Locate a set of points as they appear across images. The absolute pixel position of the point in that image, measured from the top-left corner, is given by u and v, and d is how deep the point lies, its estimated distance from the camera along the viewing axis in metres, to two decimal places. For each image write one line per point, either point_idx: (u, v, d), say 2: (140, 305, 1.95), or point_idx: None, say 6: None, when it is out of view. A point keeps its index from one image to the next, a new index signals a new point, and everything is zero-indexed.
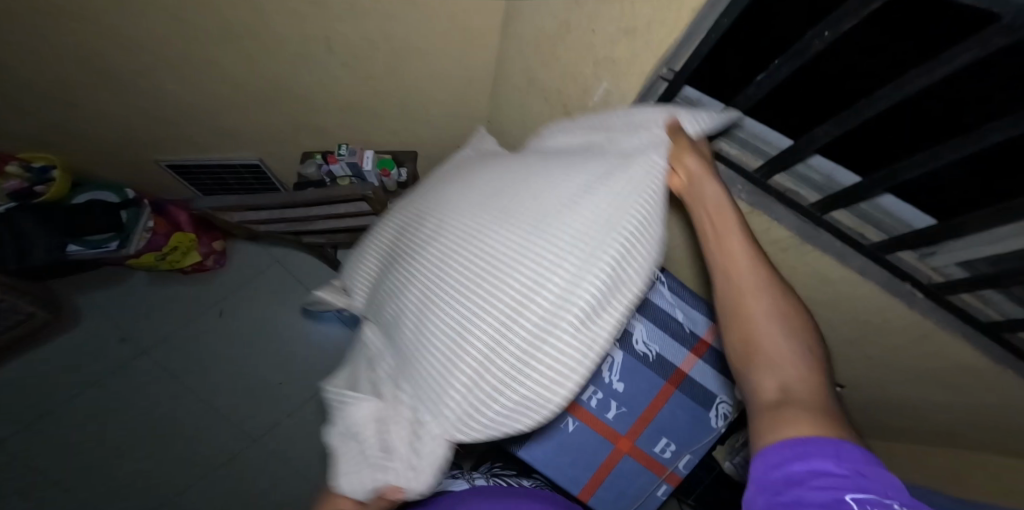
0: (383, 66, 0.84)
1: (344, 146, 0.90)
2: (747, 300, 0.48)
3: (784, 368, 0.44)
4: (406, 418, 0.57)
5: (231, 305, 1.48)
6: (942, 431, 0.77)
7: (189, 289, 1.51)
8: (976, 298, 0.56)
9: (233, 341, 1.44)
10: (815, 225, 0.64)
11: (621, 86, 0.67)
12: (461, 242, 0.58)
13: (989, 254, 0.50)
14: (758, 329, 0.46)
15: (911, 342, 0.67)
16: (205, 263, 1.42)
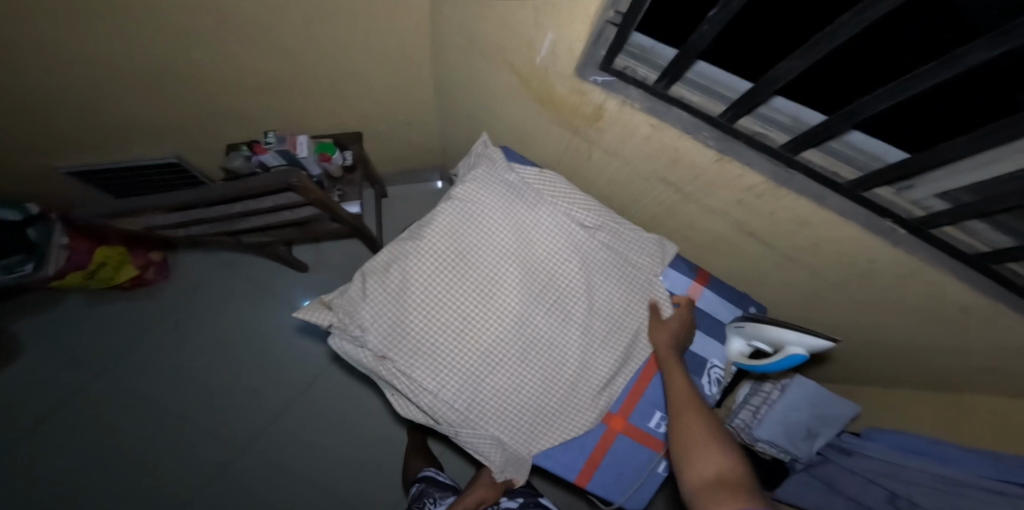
0: (301, 40, 0.73)
1: (271, 131, 0.79)
2: (689, 420, 0.61)
3: (718, 459, 0.55)
4: (510, 435, 0.71)
5: (186, 318, 1.34)
6: (931, 367, 0.75)
7: (132, 303, 1.34)
8: (957, 231, 0.53)
9: (191, 355, 1.30)
10: (787, 166, 0.58)
11: (567, 36, 0.59)
12: (542, 291, 0.75)
13: (965, 183, 0.46)
14: (696, 433, 0.59)
15: (899, 283, 0.63)
16: (146, 276, 1.29)
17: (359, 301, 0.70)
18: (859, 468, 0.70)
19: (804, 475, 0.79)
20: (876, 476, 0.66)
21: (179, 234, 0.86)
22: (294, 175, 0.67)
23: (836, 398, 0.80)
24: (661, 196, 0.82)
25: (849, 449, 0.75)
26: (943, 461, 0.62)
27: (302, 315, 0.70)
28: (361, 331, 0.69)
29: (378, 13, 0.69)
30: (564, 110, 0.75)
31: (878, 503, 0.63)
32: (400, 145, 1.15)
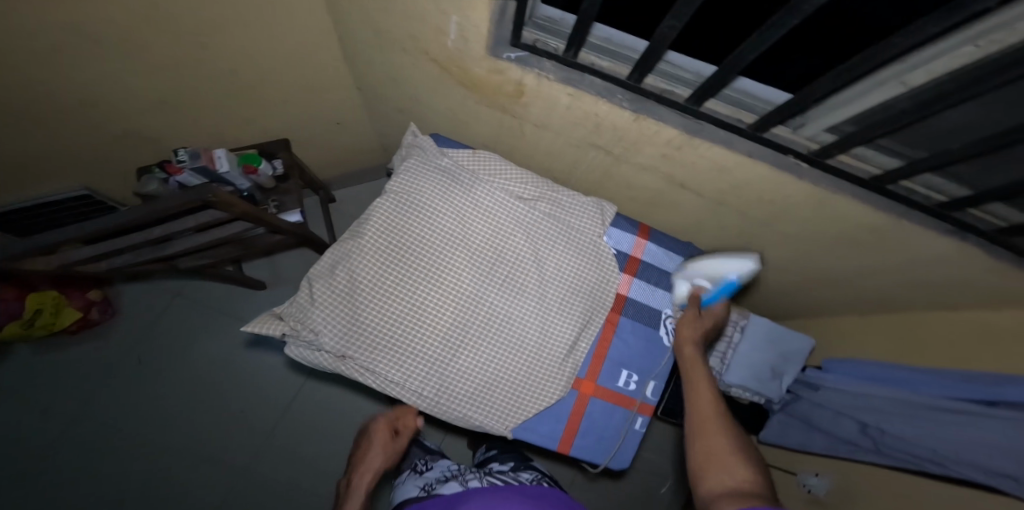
0: (202, 55, 0.69)
1: (182, 150, 0.76)
2: (707, 428, 0.51)
3: (735, 463, 0.46)
4: (483, 415, 0.69)
5: (150, 356, 1.28)
6: (861, 290, 0.80)
7: (89, 350, 1.28)
8: (851, 159, 0.57)
9: (163, 394, 1.26)
10: (696, 118, 0.61)
11: (470, 17, 0.57)
12: (492, 269, 0.73)
13: (846, 117, 0.50)
14: (715, 434, 0.51)
15: (813, 216, 0.67)
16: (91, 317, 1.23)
17: (307, 307, 0.68)
18: (829, 401, 0.73)
19: (783, 416, 0.86)
20: (844, 408, 0.70)
21: (113, 265, 0.81)
22: (207, 190, 0.64)
23: (788, 332, 0.87)
24: (596, 163, 0.83)
25: (814, 383, 0.79)
26: (899, 384, 0.63)
27: (253, 328, 0.68)
28: (315, 335, 0.66)
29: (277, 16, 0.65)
30: (487, 91, 0.74)
31: (853, 434, 0.66)
32: (336, 147, 1.12)
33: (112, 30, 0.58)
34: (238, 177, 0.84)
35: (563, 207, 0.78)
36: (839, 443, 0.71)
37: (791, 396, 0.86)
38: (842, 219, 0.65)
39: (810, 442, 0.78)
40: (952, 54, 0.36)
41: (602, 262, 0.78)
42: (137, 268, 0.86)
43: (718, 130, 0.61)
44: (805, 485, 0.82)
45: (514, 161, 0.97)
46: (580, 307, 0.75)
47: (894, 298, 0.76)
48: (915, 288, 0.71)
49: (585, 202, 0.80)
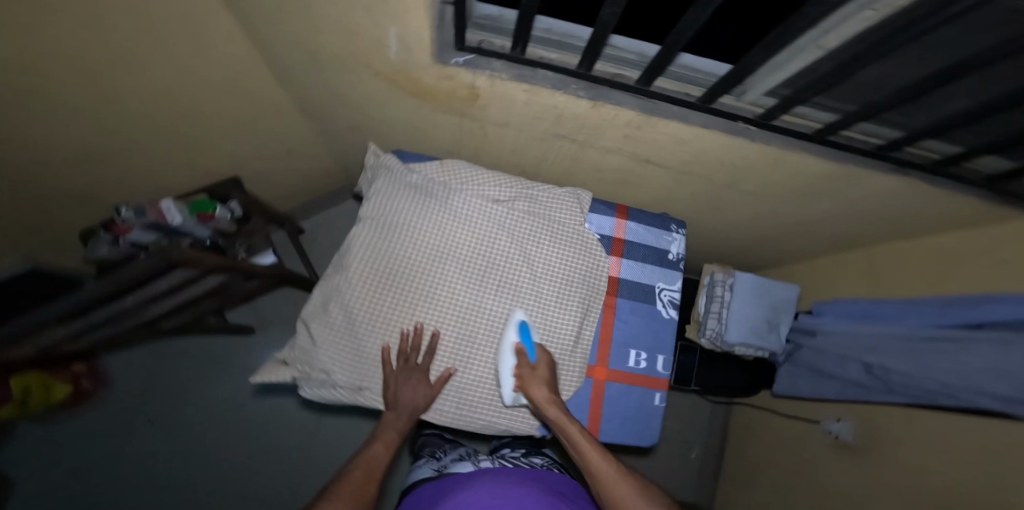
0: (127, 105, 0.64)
1: (122, 206, 0.69)
2: (620, 493, 0.54)
3: None
4: (505, 417, 0.71)
5: (136, 431, 1.17)
6: (823, 230, 0.87)
7: (61, 443, 1.14)
8: (793, 118, 0.61)
9: (159, 465, 1.16)
10: (649, 98, 0.62)
11: (409, 28, 0.56)
12: (483, 277, 0.72)
13: (783, 79, 0.54)
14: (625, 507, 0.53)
15: (774, 171, 0.70)
16: (83, 387, 1.12)
17: (311, 349, 0.67)
18: (830, 345, 0.80)
19: (791, 367, 0.91)
20: (846, 351, 0.76)
21: (83, 345, 0.69)
22: (169, 250, 0.55)
23: (776, 284, 0.84)
24: (562, 151, 0.83)
25: (811, 329, 0.86)
26: (889, 320, 0.73)
27: (261, 380, 0.68)
28: (325, 374, 0.66)
29: (200, 54, 0.59)
30: (442, 97, 0.73)
31: (859, 375, 0.74)
32: (294, 174, 1.07)
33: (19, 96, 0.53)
34: (195, 227, 0.78)
35: (542, 203, 0.77)
36: (850, 386, 0.78)
37: (793, 346, 0.92)
38: (802, 170, 0.68)
39: (822, 389, 0.83)
40: (857, 18, 0.40)
41: (589, 250, 0.77)
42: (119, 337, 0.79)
43: (681, 103, 0.61)
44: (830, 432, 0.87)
45: (479, 160, 0.96)
46: (579, 298, 0.75)
47: (854, 231, 0.83)
48: (868, 221, 0.77)
49: (565, 193, 0.79)
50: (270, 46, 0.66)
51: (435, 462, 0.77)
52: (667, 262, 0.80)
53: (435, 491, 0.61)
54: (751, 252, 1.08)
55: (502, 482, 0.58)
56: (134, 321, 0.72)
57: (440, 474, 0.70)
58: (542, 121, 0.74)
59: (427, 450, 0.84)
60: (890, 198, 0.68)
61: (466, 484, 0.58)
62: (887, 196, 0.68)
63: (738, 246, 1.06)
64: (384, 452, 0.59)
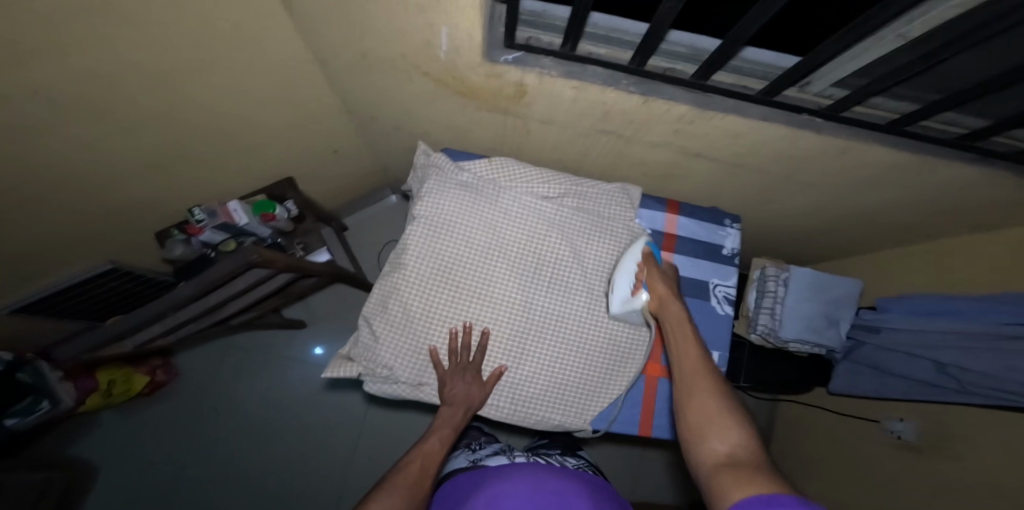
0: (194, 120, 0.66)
1: (196, 208, 0.69)
2: (698, 388, 0.51)
3: (725, 428, 0.46)
4: (561, 412, 0.73)
5: (197, 424, 1.24)
6: (884, 221, 0.83)
7: (129, 436, 1.21)
8: (867, 108, 0.58)
9: (217, 455, 1.23)
10: (704, 92, 0.61)
11: (461, 27, 0.56)
12: (535, 274, 0.73)
13: (857, 68, 0.52)
14: (705, 397, 0.50)
15: (838, 162, 0.67)
16: (158, 378, 1.14)
17: (372, 345, 0.69)
18: (894, 343, 0.78)
19: (850, 364, 0.88)
20: (911, 349, 0.74)
21: (167, 342, 0.76)
22: (250, 251, 0.57)
23: (832, 278, 0.81)
24: (607, 145, 0.82)
25: (872, 325, 0.83)
26: (960, 316, 0.71)
27: (330, 374, 0.70)
28: (388, 369, 0.69)
29: (257, 60, 0.60)
30: (487, 95, 0.73)
31: (929, 374, 0.72)
32: (334, 175, 1.09)
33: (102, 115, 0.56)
34: (258, 226, 0.79)
35: (592, 200, 0.77)
36: (917, 385, 0.76)
37: (852, 343, 0.88)
38: (870, 161, 0.65)
39: (886, 388, 0.82)
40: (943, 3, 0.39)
41: (636, 245, 0.77)
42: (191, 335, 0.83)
43: (746, 98, 0.60)
44: (890, 431, 0.88)
45: (519, 156, 0.96)
46: None
47: (921, 221, 0.79)
48: (938, 210, 0.74)
49: (615, 188, 0.78)
50: (323, 54, 0.67)
51: (471, 453, 0.79)
52: (720, 257, 0.79)
53: (471, 482, 0.63)
54: (799, 245, 1.04)
55: (535, 474, 0.59)
56: (207, 321, 0.75)
57: (475, 465, 0.72)
58: (588, 115, 0.73)
59: (464, 442, 0.86)
60: (964, 187, 0.65)
61: (502, 476, 0.60)
62: (963, 184, 0.64)
63: (784, 240, 1.03)
64: (438, 448, 0.62)
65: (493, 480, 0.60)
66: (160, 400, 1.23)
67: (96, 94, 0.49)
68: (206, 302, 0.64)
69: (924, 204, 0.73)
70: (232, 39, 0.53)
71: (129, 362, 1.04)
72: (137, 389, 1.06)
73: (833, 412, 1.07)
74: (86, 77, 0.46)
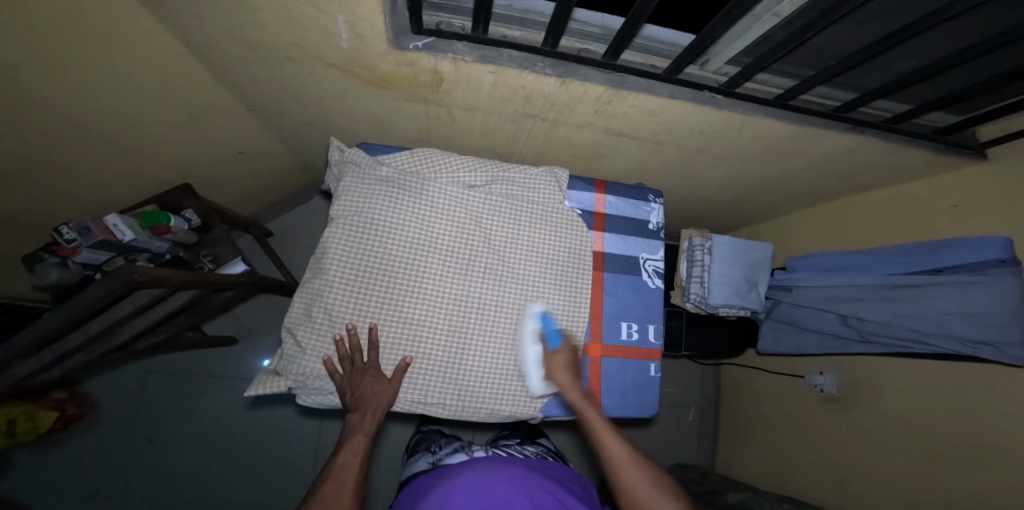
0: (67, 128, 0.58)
1: (64, 226, 0.58)
2: (632, 479, 0.59)
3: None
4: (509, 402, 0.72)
5: (128, 462, 1.12)
6: (793, 189, 0.89)
7: (39, 488, 1.07)
8: (756, 85, 0.60)
9: (154, 492, 1.13)
10: (617, 71, 0.61)
11: (359, 13, 0.52)
12: (468, 267, 0.72)
13: (743, 47, 0.54)
14: (641, 487, 0.58)
15: (744, 136, 0.70)
16: (69, 412, 1.05)
17: (295, 355, 0.65)
18: (806, 301, 0.81)
19: (772, 323, 0.93)
20: (819, 304, 0.80)
21: (54, 374, 0.66)
22: (130, 269, 0.50)
23: (751, 243, 0.86)
24: (533, 128, 0.81)
25: (785, 284, 0.86)
26: (858, 270, 0.76)
27: (254, 392, 0.65)
28: (318, 380, 0.65)
29: (129, 59, 0.53)
30: (402, 83, 0.69)
31: (835, 326, 0.79)
32: (253, 176, 1.00)
33: None
34: (151, 241, 0.71)
35: (520, 187, 0.76)
36: (830, 338, 0.82)
37: (772, 303, 0.92)
38: (772, 136, 0.68)
39: (804, 344, 0.87)
40: None
41: (569, 226, 0.77)
42: (92, 364, 0.74)
43: (655, 76, 0.60)
44: (814, 385, 0.97)
45: (448, 145, 0.92)
46: (567, 277, 0.75)
47: (825, 186, 0.85)
48: (835, 176, 0.80)
49: (543, 173, 0.77)
50: (212, 48, 0.60)
51: (431, 455, 0.79)
52: (647, 232, 0.80)
53: (425, 484, 0.62)
54: (726, 216, 1.10)
55: (491, 466, 0.59)
56: (103, 347, 0.67)
57: (435, 466, 0.71)
58: (510, 99, 0.71)
59: (423, 446, 0.85)
60: (855, 155, 0.70)
61: (461, 468, 0.59)
62: (855, 152, 0.69)
63: (712, 212, 1.07)
64: (353, 459, 0.59)
65: (450, 475, 0.59)
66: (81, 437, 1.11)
67: None
68: (93, 330, 0.56)
69: (825, 171, 0.78)
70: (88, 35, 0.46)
71: (29, 399, 0.90)
72: (46, 425, 0.94)
73: (766, 369, 1.14)
74: None
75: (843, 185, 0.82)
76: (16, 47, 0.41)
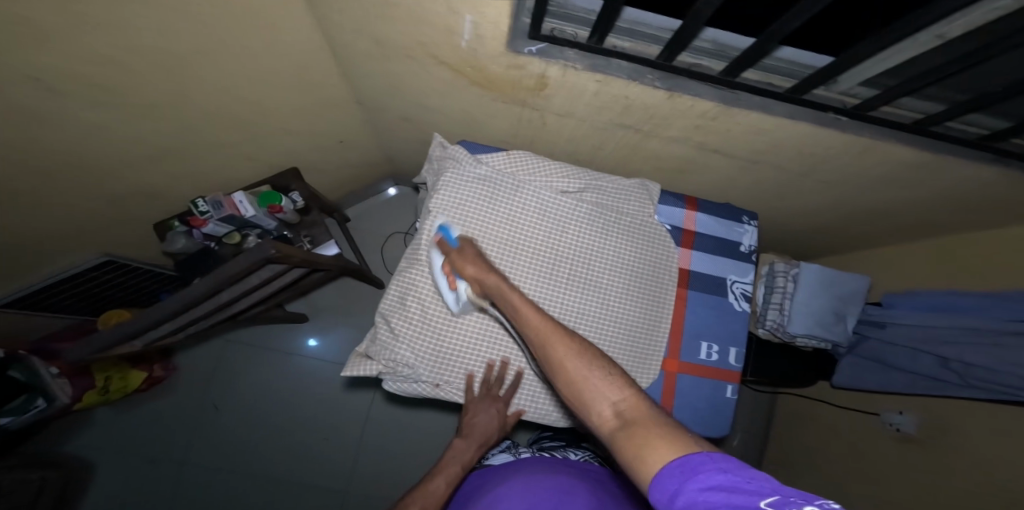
0: (204, 107, 0.62)
1: (201, 200, 0.71)
2: (555, 351, 0.44)
3: (603, 389, 0.39)
4: None
5: (192, 425, 1.19)
6: (893, 216, 0.85)
7: (116, 440, 1.15)
8: (891, 108, 0.59)
9: (210, 456, 1.18)
10: (732, 88, 0.61)
11: (487, 14, 0.52)
12: (550, 269, 0.72)
13: (886, 69, 0.52)
14: (568, 362, 0.42)
15: (854, 160, 0.68)
16: (156, 373, 1.13)
17: (389, 342, 0.67)
18: (900, 339, 0.81)
19: (853, 358, 0.91)
20: (917, 344, 0.78)
21: (177, 338, 0.71)
22: (269, 245, 0.55)
23: (842, 275, 0.83)
24: (626, 139, 0.80)
25: (878, 321, 0.86)
26: (963, 311, 0.74)
27: (350, 374, 0.68)
28: (409, 368, 0.67)
29: (263, 43, 0.56)
30: (507, 86, 0.71)
31: (934, 369, 0.75)
32: (338, 165, 1.05)
33: (99, 102, 0.51)
34: (264, 218, 0.80)
35: (609, 197, 0.76)
36: (921, 380, 0.79)
37: (857, 338, 0.91)
38: (891, 160, 0.66)
39: (890, 382, 0.85)
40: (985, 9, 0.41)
41: (656, 241, 0.77)
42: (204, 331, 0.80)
43: (775, 96, 0.59)
44: (890, 424, 0.92)
45: (533, 149, 0.94)
46: (649, 289, 0.75)
47: (930, 216, 0.81)
48: (948, 207, 0.75)
49: (634, 186, 0.77)
50: (336, 39, 0.63)
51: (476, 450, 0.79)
52: (738, 254, 0.79)
53: (473, 486, 0.63)
54: (805, 239, 1.07)
55: (538, 470, 0.59)
56: (220, 315, 0.72)
57: (479, 466, 0.71)
58: (612, 107, 0.71)
59: None
60: (978, 183, 0.66)
61: (507, 475, 0.59)
62: (980, 180, 0.65)
63: (790, 235, 1.04)
64: (444, 486, 0.61)
65: (498, 478, 0.60)
66: (157, 395, 1.19)
67: (89, 65, 0.44)
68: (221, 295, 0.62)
69: (936, 199, 0.74)
70: (242, 15, 0.49)
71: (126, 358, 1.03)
72: (136, 384, 1.05)
73: (832, 404, 1.11)
74: (61, 44, 0.40)
75: (954, 214, 0.77)
76: (177, 15, 0.44)
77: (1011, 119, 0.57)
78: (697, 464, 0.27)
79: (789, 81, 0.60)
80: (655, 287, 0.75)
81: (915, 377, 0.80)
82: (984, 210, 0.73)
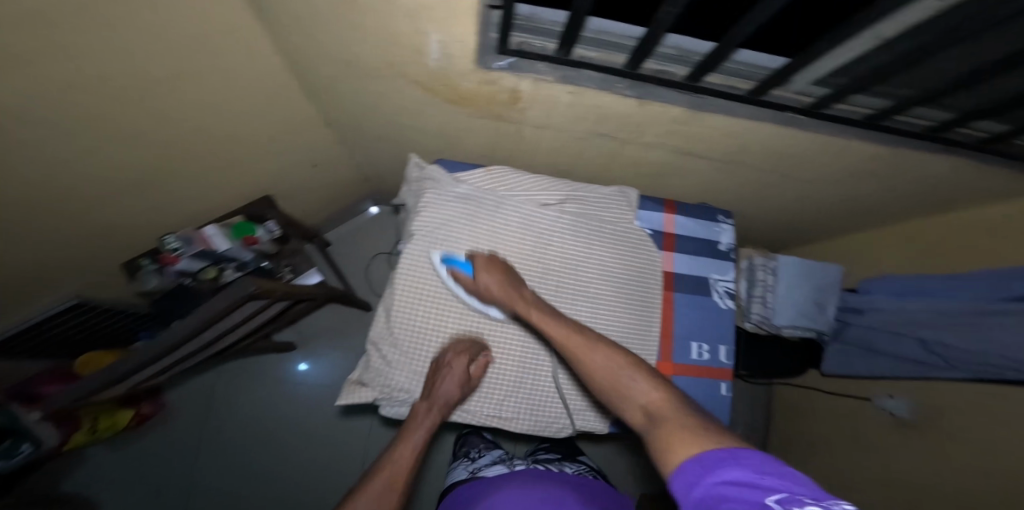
0: (164, 141, 0.60)
1: (170, 236, 0.70)
2: (589, 357, 0.52)
3: (635, 394, 0.47)
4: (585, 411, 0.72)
5: (182, 467, 1.14)
6: (868, 205, 0.87)
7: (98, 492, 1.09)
8: (844, 105, 0.61)
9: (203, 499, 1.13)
10: (698, 93, 0.61)
11: (453, 32, 0.52)
12: (536, 282, 0.72)
13: (833, 67, 0.53)
14: (601, 369, 0.51)
15: (826, 155, 0.70)
16: (144, 410, 1.09)
17: (383, 368, 0.66)
18: (880, 324, 0.83)
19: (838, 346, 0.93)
20: (896, 327, 0.80)
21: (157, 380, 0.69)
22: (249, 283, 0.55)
23: (819, 265, 0.85)
24: (604, 147, 0.81)
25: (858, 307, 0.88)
26: (936, 294, 0.77)
27: (344, 403, 0.66)
28: (405, 393, 0.66)
29: (221, 71, 0.55)
30: (481, 102, 0.70)
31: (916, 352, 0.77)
32: (315, 189, 1.03)
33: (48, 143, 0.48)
34: (240, 250, 0.80)
35: (590, 206, 0.77)
36: (904, 362, 0.81)
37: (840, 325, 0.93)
38: (860, 154, 0.67)
39: (875, 366, 0.87)
40: (916, 8, 0.42)
41: (639, 247, 0.78)
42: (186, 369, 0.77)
43: (735, 98, 0.60)
44: (884, 408, 0.94)
45: (511, 161, 0.93)
46: (636, 293, 0.75)
47: (902, 203, 0.83)
48: (917, 194, 0.78)
49: (614, 194, 0.78)
50: (300, 63, 0.62)
51: (471, 462, 0.78)
52: (719, 253, 0.81)
53: (465, 496, 0.61)
54: (786, 231, 1.09)
55: (530, 478, 0.58)
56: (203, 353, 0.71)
57: (474, 476, 0.70)
58: (586, 116, 0.71)
59: (465, 450, 0.85)
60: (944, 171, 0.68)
61: (498, 485, 0.58)
62: (946, 167, 0.67)
63: (770, 229, 1.06)
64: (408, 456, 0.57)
65: (491, 487, 0.59)
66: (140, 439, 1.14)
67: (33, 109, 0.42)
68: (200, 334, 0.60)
69: (905, 188, 0.76)
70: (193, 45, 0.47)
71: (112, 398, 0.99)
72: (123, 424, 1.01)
73: (827, 392, 1.13)
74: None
75: (923, 200, 0.80)
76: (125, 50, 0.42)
77: (953, 112, 0.59)
78: (732, 463, 0.32)
79: (750, 83, 0.62)
80: (641, 291, 0.76)
81: (898, 360, 0.82)
82: (951, 196, 0.76)
